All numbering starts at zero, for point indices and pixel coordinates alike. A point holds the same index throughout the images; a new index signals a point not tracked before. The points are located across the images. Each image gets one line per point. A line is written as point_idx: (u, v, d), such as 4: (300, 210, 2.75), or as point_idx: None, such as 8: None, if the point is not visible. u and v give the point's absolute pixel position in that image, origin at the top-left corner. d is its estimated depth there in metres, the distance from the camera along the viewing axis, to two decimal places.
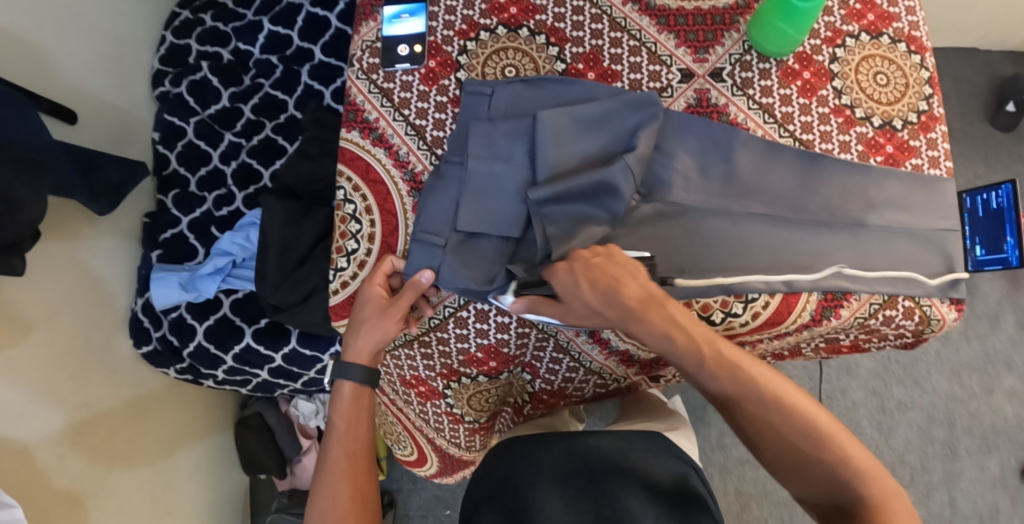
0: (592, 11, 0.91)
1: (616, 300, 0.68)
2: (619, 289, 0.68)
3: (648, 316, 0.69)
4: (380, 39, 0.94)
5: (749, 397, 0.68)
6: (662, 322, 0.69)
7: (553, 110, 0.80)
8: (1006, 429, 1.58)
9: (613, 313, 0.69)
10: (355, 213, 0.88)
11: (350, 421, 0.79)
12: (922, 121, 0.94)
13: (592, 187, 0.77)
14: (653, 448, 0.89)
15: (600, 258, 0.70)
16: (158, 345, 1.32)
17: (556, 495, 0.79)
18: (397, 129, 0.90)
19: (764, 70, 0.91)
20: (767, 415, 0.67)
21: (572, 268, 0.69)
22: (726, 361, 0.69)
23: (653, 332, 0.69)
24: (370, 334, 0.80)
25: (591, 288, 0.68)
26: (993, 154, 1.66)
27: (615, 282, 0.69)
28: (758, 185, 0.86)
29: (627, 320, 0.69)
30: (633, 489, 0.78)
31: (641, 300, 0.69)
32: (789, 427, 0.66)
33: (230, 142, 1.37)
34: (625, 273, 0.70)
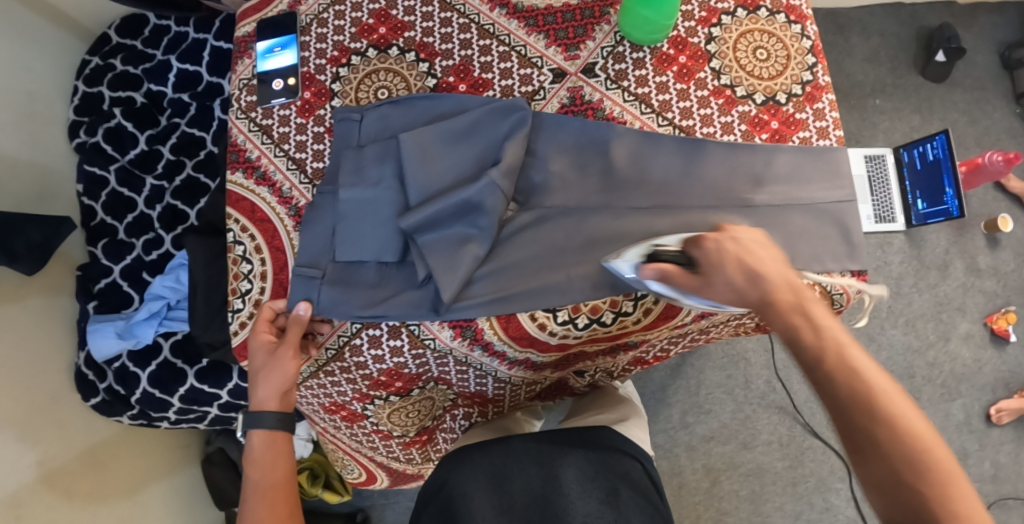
0: (460, 22, 0.91)
1: (760, 282, 0.66)
2: (766, 271, 0.67)
3: (780, 301, 0.65)
4: (255, 76, 0.95)
5: (865, 401, 0.59)
6: (790, 315, 0.65)
7: (416, 131, 0.81)
8: (967, 375, 1.58)
9: (749, 296, 0.67)
10: (245, 253, 0.91)
11: (267, 470, 0.78)
12: (807, 91, 0.93)
13: (458, 207, 0.79)
14: (596, 438, 0.86)
15: (751, 244, 0.69)
16: (107, 396, 1.32)
17: (487, 496, 0.77)
18: (278, 165, 0.91)
19: (638, 59, 0.90)
20: (876, 427, 0.58)
21: (722, 245, 0.69)
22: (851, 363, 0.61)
23: (783, 316, 0.65)
24: (269, 379, 0.80)
25: (738, 266, 0.68)
26: (926, 105, 1.67)
27: (757, 265, 0.67)
28: (639, 178, 0.85)
29: (762, 302, 0.67)
30: (581, 480, 0.77)
31: (782, 288, 0.66)
32: (893, 445, 0.57)
33: (153, 186, 1.36)
34: (777, 264, 0.67)
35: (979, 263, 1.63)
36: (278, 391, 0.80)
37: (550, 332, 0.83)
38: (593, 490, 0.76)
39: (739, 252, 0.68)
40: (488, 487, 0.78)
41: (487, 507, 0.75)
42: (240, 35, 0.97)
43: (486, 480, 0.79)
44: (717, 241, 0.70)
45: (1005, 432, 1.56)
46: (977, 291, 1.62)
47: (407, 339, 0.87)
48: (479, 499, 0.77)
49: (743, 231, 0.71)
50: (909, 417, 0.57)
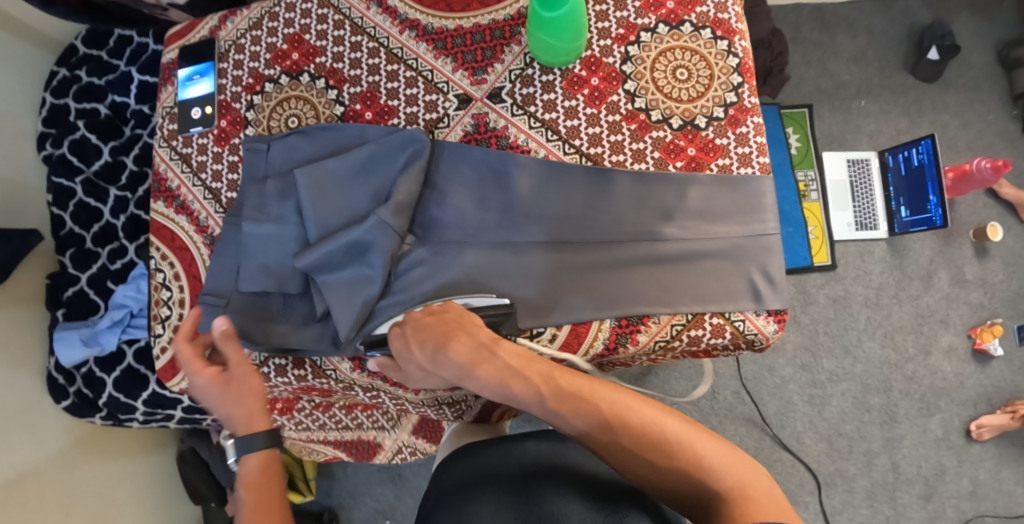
0: (369, 46, 0.91)
1: (444, 358, 0.73)
2: (447, 344, 0.72)
3: (485, 370, 0.73)
4: (176, 103, 0.98)
5: (593, 421, 0.71)
6: (500, 377, 0.73)
7: (310, 166, 0.83)
8: (947, 389, 1.49)
9: (443, 371, 0.73)
10: (165, 281, 0.94)
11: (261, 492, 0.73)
12: (730, 115, 0.88)
13: (348, 247, 0.81)
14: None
15: (430, 316, 0.75)
16: (76, 398, 1.33)
17: (489, 492, 0.77)
18: (196, 194, 0.95)
19: (548, 82, 0.87)
20: (617, 436, 0.69)
21: (407, 333, 0.75)
22: (566, 393, 0.72)
23: (489, 380, 0.73)
24: (242, 401, 0.78)
25: (419, 348, 0.73)
26: (916, 105, 1.58)
27: (444, 341, 0.73)
28: (539, 210, 0.84)
29: (456, 375, 0.74)
30: (581, 480, 0.75)
31: (468, 350, 0.73)
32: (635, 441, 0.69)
33: (116, 197, 1.39)
34: (454, 324, 0.74)
35: (965, 273, 1.54)
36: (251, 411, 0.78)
37: None
38: (591, 492, 0.73)
39: (423, 336, 0.74)
40: (493, 485, 0.78)
41: (488, 504, 0.75)
42: (165, 61, 1.00)
43: (492, 477, 0.79)
44: (401, 332, 0.76)
45: (985, 449, 1.47)
46: (962, 303, 1.53)
47: (310, 369, 0.90)
48: (482, 495, 0.77)
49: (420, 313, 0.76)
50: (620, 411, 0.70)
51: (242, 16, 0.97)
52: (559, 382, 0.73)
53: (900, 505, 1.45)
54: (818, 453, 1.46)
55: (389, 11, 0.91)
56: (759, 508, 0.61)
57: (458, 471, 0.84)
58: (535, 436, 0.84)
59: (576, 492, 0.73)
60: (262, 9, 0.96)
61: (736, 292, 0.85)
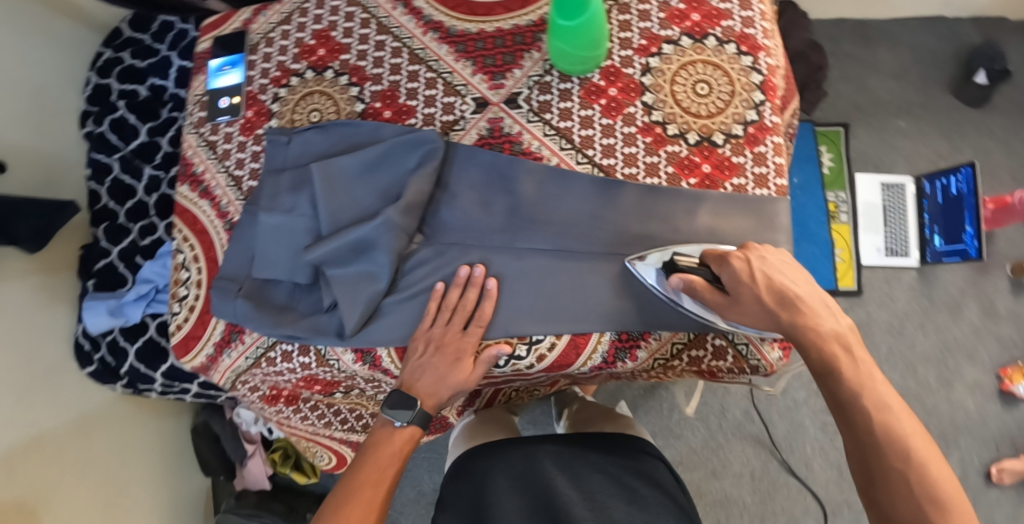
0: (393, 45, 0.92)
1: (793, 305, 0.68)
2: (800, 295, 0.69)
3: (821, 327, 0.68)
4: (206, 92, 1.01)
5: (890, 438, 0.63)
6: (827, 345, 0.67)
7: (324, 161, 0.85)
8: (969, 427, 1.44)
9: (783, 317, 0.68)
10: (184, 261, 0.98)
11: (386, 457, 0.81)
12: (749, 133, 0.86)
13: (355, 244, 0.82)
14: (615, 444, 0.89)
15: (778, 262, 0.72)
16: (100, 366, 1.39)
17: (514, 499, 0.81)
18: (219, 180, 0.98)
19: (566, 90, 0.86)
20: (908, 468, 0.62)
21: (754, 263, 0.70)
22: (885, 402, 0.64)
23: (820, 342, 0.67)
24: (443, 380, 0.81)
25: (771, 287, 0.69)
26: (958, 130, 1.52)
27: (787, 289, 0.69)
28: (545, 218, 0.84)
29: (794, 326, 0.68)
30: (606, 489, 0.82)
31: (824, 314, 0.68)
32: (920, 483, 0.61)
33: (150, 175, 1.45)
34: (808, 287, 0.70)
35: (996, 308, 1.48)
36: (440, 394, 0.82)
37: None
38: (614, 501, 0.80)
39: (769, 272, 0.70)
40: (518, 491, 0.82)
41: (520, 511, 0.79)
42: (199, 51, 1.04)
43: (514, 482, 0.83)
44: (745, 261, 0.71)
45: (1004, 493, 1.41)
46: (991, 339, 1.47)
47: (315, 357, 0.91)
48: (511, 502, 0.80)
49: (771, 255, 0.73)
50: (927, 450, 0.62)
51: (274, 11, 1.00)
52: (891, 391, 0.65)
53: None
54: None
55: (415, 12, 0.92)
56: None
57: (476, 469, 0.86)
58: (554, 440, 0.89)
59: (606, 503, 0.80)
60: (294, 5, 0.99)
61: None
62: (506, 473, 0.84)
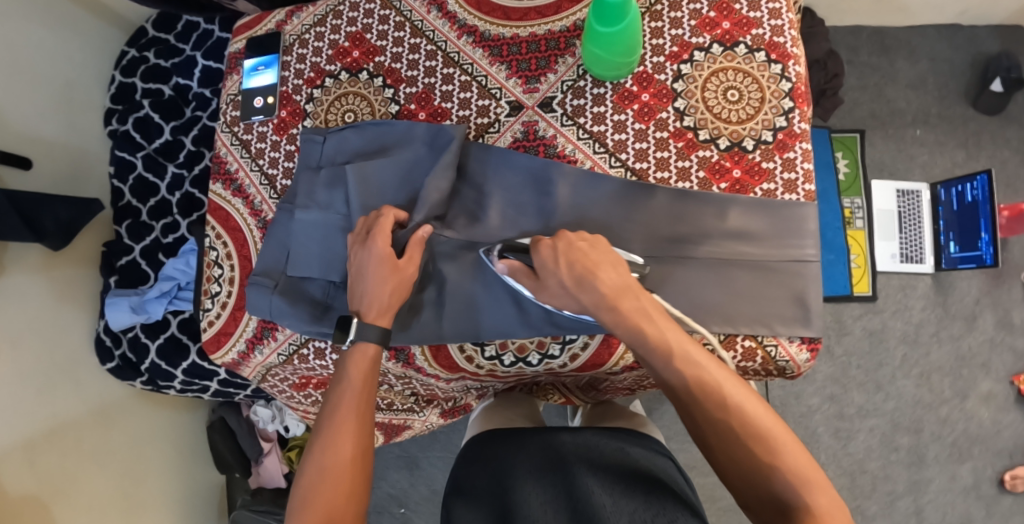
0: (427, 49, 0.94)
1: (590, 284, 0.71)
2: (595, 272, 0.71)
3: (620, 305, 0.70)
4: (240, 91, 1.02)
5: (706, 395, 0.66)
6: (631, 317, 0.70)
7: (360, 162, 0.86)
8: (981, 437, 1.45)
9: (585, 297, 0.72)
10: (217, 258, 0.99)
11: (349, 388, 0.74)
12: (778, 139, 0.87)
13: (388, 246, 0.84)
14: (630, 441, 0.86)
15: (585, 241, 0.74)
16: (121, 362, 1.39)
17: (537, 489, 0.76)
18: (252, 179, 0.99)
19: (599, 95, 0.88)
20: (730, 417, 0.65)
21: (556, 248, 0.73)
22: (693, 360, 0.68)
23: (622, 321, 0.71)
24: (374, 280, 0.77)
25: (568, 268, 0.72)
26: (974, 139, 1.54)
27: (591, 268, 0.72)
28: (580, 221, 0.85)
29: (598, 306, 0.72)
30: (623, 477, 0.76)
31: (623, 294, 0.71)
32: (746, 429, 0.64)
33: (174, 174, 1.44)
34: (607, 260, 0.73)
35: (1011, 318, 1.48)
36: (383, 301, 0.77)
37: (476, 364, 0.87)
38: (633, 490, 0.73)
39: (572, 255, 0.73)
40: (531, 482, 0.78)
41: (536, 497, 0.75)
42: (231, 51, 1.05)
43: (528, 474, 0.80)
44: (552, 247, 0.74)
45: (1017, 502, 1.42)
46: (1006, 348, 1.48)
47: None
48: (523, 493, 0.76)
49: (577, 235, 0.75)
50: (740, 395, 0.65)
51: (307, 12, 1.01)
52: (695, 348, 0.68)
53: None
54: (841, 488, 1.44)
55: (449, 16, 0.94)
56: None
57: (495, 464, 0.85)
58: (567, 434, 0.87)
59: (620, 490, 0.73)
60: (328, 7, 1.00)
61: (780, 315, 0.84)
62: (519, 463, 0.83)
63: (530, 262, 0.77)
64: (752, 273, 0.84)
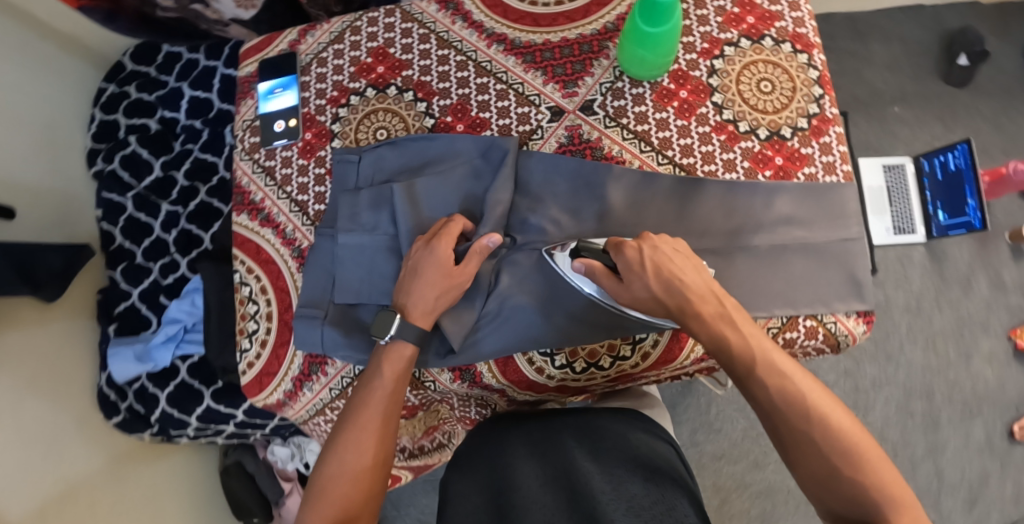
0: (457, 59, 0.92)
1: (678, 289, 0.71)
2: (682, 279, 0.71)
3: (704, 314, 0.71)
4: (257, 116, 0.98)
5: (789, 405, 0.66)
6: (714, 326, 0.71)
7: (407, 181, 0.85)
8: (988, 393, 1.50)
9: (671, 302, 0.71)
10: (251, 294, 0.93)
11: (373, 390, 0.73)
12: (813, 125, 0.89)
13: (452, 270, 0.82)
14: (636, 422, 0.82)
15: (668, 246, 0.73)
16: (128, 415, 1.30)
17: (535, 473, 0.74)
18: (281, 207, 0.94)
19: (638, 95, 0.89)
20: (812, 428, 0.64)
21: (643, 249, 0.71)
22: (778, 370, 0.68)
23: (706, 328, 0.71)
24: (430, 286, 0.77)
25: (655, 273, 0.71)
26: (950, 112, 1.62)
27: (675, 274, 0.71)
28: (635, 221, 0.85)
29: (682, 313, 0.71)
30: (630, 466, 0.72)
31: (707, 302, 0.71)
32: (829, 442, 0.64)
33: (168, 212, 1.36)
34: (692, 266, 0.72)
35: (1003, 277, 1.55)
36: (431, 305, 0.78)
37: (547, 375, 0.85)
38: (633, 476, 0.70)
39: (659, 259, 0.72)
40: (530, 471, 0.75)
41: (534, 481, 0.72)
42: (243, 75, 1.00)
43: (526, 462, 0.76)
44: (638, 250, 0.72)
45: None
46: (1001, 307, 1.54)
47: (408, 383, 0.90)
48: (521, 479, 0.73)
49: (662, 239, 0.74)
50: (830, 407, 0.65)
51: (323, 30, 0.98)
52: (782, 357, 0.68)
53: (945, 509, 1.45)
54: None
55: (476, 26, 0.93)
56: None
57: (492, 444, 0.82)
58: (570, 417, 0.84)
59: (624, 479, 0.70)
60: (344, 23, 0.97)
61: (839, 295, 0.85)
62: (516, 447, 0.80)
63: (609, 263, 0.75)
64: (808, 255, 0.85)
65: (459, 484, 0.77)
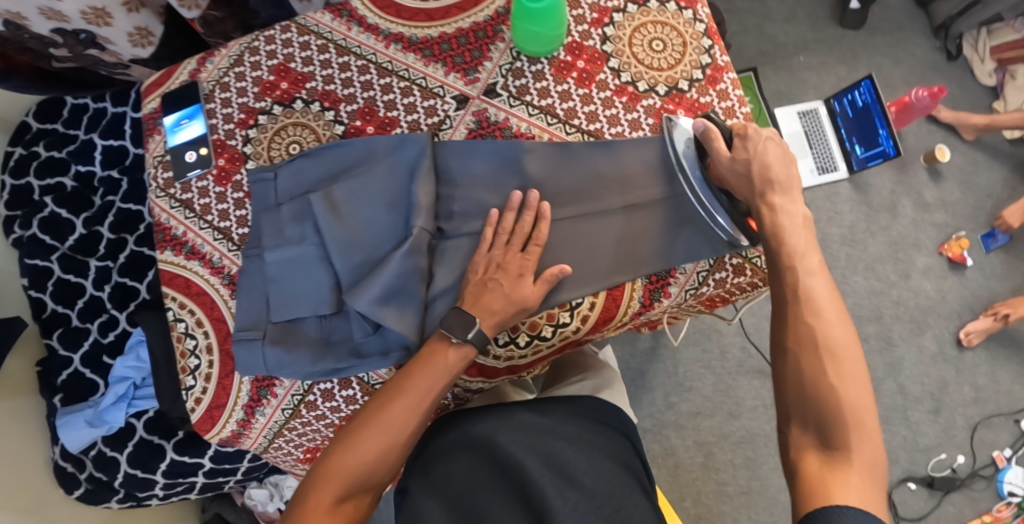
0: (357, 64, 0.93)
1: (769, 175, 0.76)
2: (773, 168, 0.76)
3: (774, 202, 0.76)
4: (168, 150, 0.96)
5: (807, 304, 0.70)
6: (777, 216, 0.75)
7: (326, 190, 0.84)
8: (932, 306, 1.57)
9: (751, 183, 0.78)
10: (187, 329, 0.91)
11: (421, 379, 0.76)
12: (708, 75, 0.93)
13: (391, 275, 0.80)
14: (582, 417, 0.84)
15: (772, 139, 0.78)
16: (90, 485, 1.25)
17: (492, 484, 0.75)
18: (205, 236, 0.92)
19: (538, 71, 0.91)
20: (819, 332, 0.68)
21: (760, 133, 0.78)
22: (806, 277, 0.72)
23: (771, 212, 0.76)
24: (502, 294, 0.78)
25: (756, 157, 0.77)
26: (850, 53, 1.69)
27: (767, 165, 0.77)
28: (555, 188, 0.86)
29: (756, 194, 0.77)
30: (593, 463, 0.77)
31: (780, 195, 0.76)
32: (827, 350, 0.67)
33: (97, 268, 1.32)
34: (785, 164, 0.77)
35: (925, 198, 1.63)
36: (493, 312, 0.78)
37: (494, 356, 0.87)
38: (586, 482, 0.75)
39: (760, 150, 0.78)
40: (486, 473, 0.77)
41: (492, 492, 0.75)
42: (146, 111, 0.98)
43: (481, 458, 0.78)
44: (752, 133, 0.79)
45: (977, 355, 1.55)
46: (928, 225, 1.61)
47: (358, 388, 0.89)
48: (479, 485, 0.75)
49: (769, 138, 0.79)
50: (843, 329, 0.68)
51: (220, 55, 0.96)
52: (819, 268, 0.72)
53: (914, 422, 1.51)
54: None
55: (371, 29, 0.94)
56: (860, 486, 0.59)
57: (439, 443, 0.82)
58: (522, 407, 0.83)
59: (585, 477, 0.76)
60: (241, 46, 0.96)
61: None
62: (469, 451, 0.79)
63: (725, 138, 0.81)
64: None
65: (423, 490, 0.76)
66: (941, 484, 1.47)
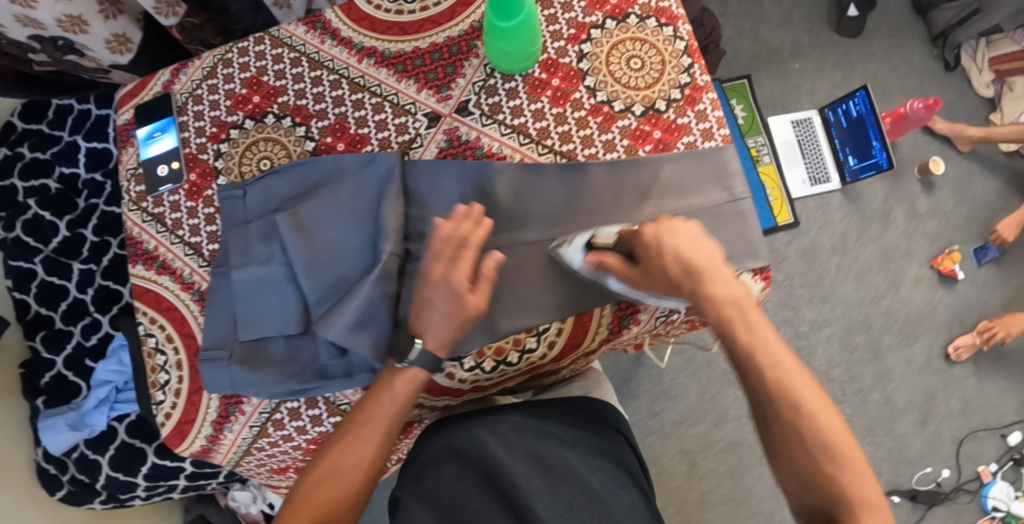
0: (330, 79, 0.92)
1: (694, 271, 0.72)
2: (694, 262, 0.72)
3: (716, 296, 0.71)
4: (140, 163, 0.96)
5: (781, 398, 0.65)
6: (721, 310, 0.70)
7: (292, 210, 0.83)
8: (920, 318, 1.55)
9: (684, 287, 0.73)
10: (158, 344, 0.91)
11: (378, 403, 0.76)
12: (686, 95, 0.90)
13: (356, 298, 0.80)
14: (577, 424, 0.81)
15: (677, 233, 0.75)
16: (72, 487, 1.24)
17: (482, 490, 0.71)
18: (176, 252, 0.92)
19: (511, 89, 0.90)
20: (799, 423, 0.64)
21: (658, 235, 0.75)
22: (774, 359, 0.67)
23: (716, 308, 0.71)
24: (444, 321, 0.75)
25: (675, 259, 0.73)
26: (846, 60, 1.67)
27: (687, 261, 0.73)
28: (524, 211, 0.86)
29: (693, 297, 0.73)
30: (589, 465, 0.74)
31: (718, 285, 0.72)
32: (816, 440, 0.63)
33: (81, 271, 1.33)
34: (709, 254, 0.74)
35: (918, 208, 1.60)
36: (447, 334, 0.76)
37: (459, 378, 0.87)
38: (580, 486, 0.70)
39: (674, 244, 0.74)
40: (476, 478, 0.72)
41: (484, 496, 0.70)
42: (121, 123, 0.98)
43: (471, 463, 0.73)
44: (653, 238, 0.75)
45: (965, 368, 1.54)
46: (920, 236, 1.59)
47: (324, 407, 0.89)
48: (469, 490, 0.71)
49: (678, 224, 0.75)
50: (820, 410, 0.64)
51: (194, 67, 0.96)
52: (780, 347, 0.67)
53: (900, 434, 1.50)
54: None
55: (345, 43, 0.93)
56: None
57: (433, 447, 0.78)
58: (513, 410, 0.80)
59: (578, 479, 0.71)
60: (214, 57, 0.95)
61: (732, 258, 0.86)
62: (458, 456, 0.75)
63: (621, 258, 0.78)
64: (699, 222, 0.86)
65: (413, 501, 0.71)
66: (925, 497, 1.46)
